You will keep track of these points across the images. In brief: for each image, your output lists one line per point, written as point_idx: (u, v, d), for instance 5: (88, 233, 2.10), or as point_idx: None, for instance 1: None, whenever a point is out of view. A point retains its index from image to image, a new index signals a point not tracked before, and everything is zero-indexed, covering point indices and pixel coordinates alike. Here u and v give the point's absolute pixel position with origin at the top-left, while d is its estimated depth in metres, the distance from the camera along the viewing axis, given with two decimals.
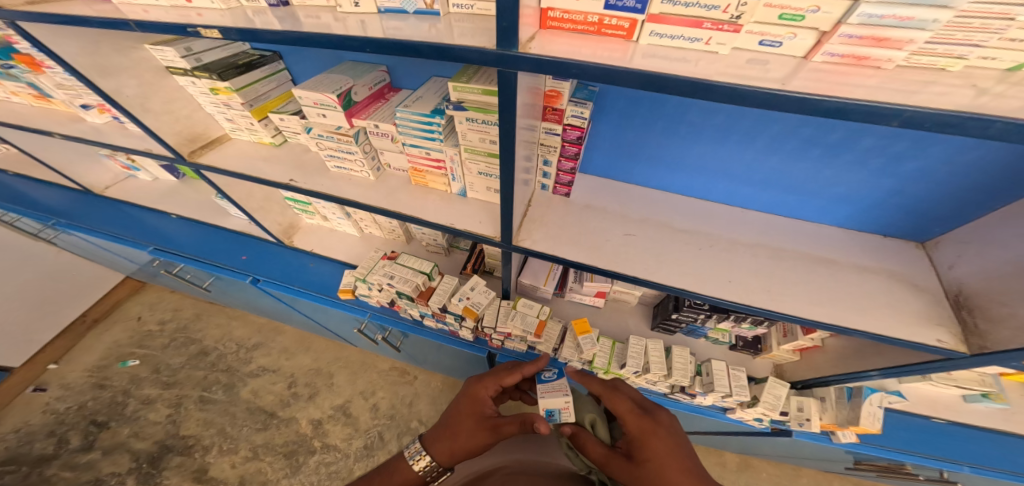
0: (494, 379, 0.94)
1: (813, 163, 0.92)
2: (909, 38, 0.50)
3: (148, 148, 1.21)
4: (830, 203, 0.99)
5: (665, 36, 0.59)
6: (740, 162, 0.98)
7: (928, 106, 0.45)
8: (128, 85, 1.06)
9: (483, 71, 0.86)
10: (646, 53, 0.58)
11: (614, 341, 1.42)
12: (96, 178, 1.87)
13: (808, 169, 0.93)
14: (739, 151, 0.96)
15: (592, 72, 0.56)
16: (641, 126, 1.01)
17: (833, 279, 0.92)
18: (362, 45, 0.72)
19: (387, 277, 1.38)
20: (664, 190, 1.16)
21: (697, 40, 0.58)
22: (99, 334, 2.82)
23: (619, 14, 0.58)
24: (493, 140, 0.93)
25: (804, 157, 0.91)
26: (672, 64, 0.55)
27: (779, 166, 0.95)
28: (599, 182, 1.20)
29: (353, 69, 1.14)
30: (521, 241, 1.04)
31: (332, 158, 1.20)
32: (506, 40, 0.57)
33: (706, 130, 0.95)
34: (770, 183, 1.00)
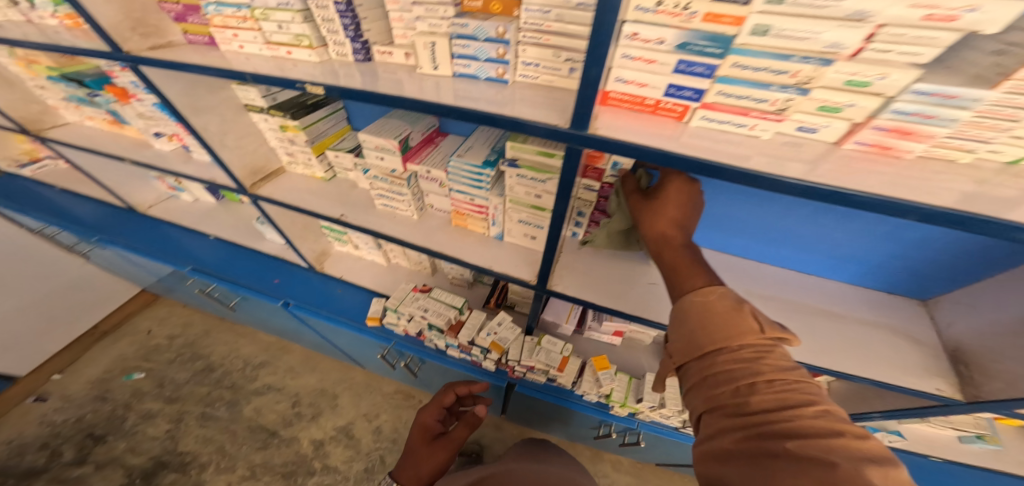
0: (434, 406, 1.35)
1: (826, 227, 1.04)
2: (929, 133, 0.59)
3: (212, 178, 1.32)
4: (839, 261, 1.11)
5: (714, 120, 0.68)
6: (759, 221, 1.11)
7: (941, 204, 0.53)
8: (212, 123, 1.17)
9: None
10: (694, 135, 0.69)
11: (630, 377, 1.50)
12: (142, 196, 1.99)
13: (821, 231, 1.05)
14: (758, 212, 1.09)
15: (652, 154, 0.65)
16: None
17: (841, 331, 1.03)
18: (447, 112, 0.81)
19: (421, 309, 1.47)
20: None
21: (743, 125, 0.67)
22: (106, 346, 2.81)
23: (675, 100, 0.69)
24: (538, 194, 1.04)
25: (818, 222, 1.03)
26: (719, 147, 0.66)
27: (793, 227, 1.08)
28: None
29: (407, 115, 1.25)
30: (553, 285, 1.15)
31: (381, 197, 1.33)
32: (579, 122, 0.66)
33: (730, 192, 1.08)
34: (784, 240, 1.12)
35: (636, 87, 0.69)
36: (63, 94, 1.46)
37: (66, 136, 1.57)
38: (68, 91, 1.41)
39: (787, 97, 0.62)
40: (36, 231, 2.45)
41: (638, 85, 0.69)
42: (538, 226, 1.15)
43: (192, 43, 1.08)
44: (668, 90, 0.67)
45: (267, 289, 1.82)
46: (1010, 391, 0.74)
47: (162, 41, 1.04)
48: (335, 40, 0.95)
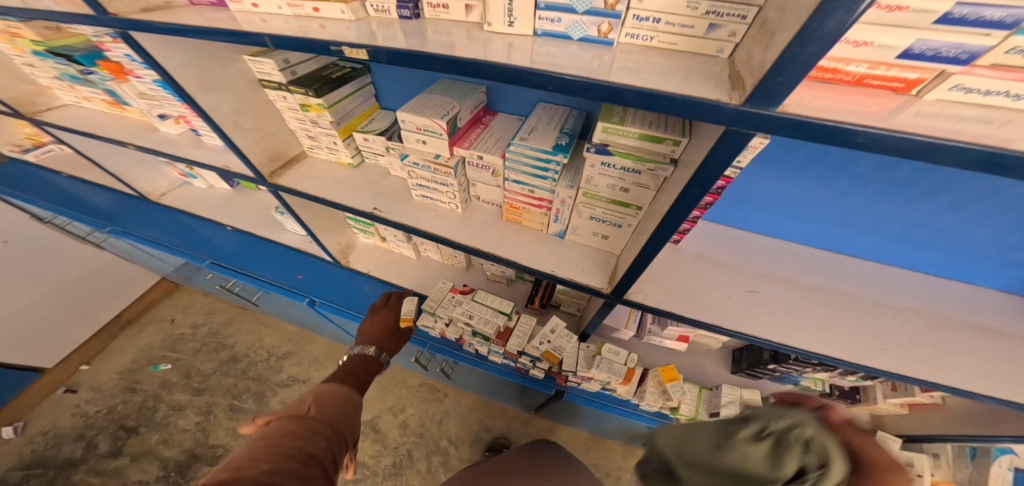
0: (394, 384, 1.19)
1: (998, 227, 0.85)
2: None
3: (226, 165, 1.14)
4: (999, 265, 0.92)
5: (975, 91, 0.45)
6: (904, 218, 0.91)
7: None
8: (224, 101, 0.98)
9: (633, 112, 0.77)
10: (925, 112, 0.46)
11: (699, 387, 1.34)
12: (151, 184, 1.76)
13: (990, 232, 0.86)
14: (906, 208, 0.89)
15: (886, 143, 0.43)
16: (792, 174, 0.94)
17: (1004, 351, 0.86)
18: (546, 82, 0.58)
19: (466, 315, 1.30)
20: (790, 239, 1.10)
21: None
22: (133, 335, 2.74)
23: (912, 64, 0.46)
24: (625, 187, 0.83)
25: (990, 219, 0.84)
26: (985, 130, 0.43)
27: (949, 226, 0.88)
28: (716, 228, 1.14)
29: (452, 89, 1.04)
30: (631, 294, 0.98)
31: (420, 188, 1.13)
32: (766, 97, 0.44)
33: (873, 184, 0.88)
34: (931, 241, 0.93)
35: (852, 48, 0.47)
36: (53, 71, 1.26)
37: (62, 119, 1.39)
38: (57, 68, 1.21)
39: None
40: (44, 221, 2.35)
41: (852, 44, 0.47)
42: (616, 224, 0.95)
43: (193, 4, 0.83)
44: (909, 49, 0.45)
45: (292, 285, 1.73)
46: None
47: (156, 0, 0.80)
48: None
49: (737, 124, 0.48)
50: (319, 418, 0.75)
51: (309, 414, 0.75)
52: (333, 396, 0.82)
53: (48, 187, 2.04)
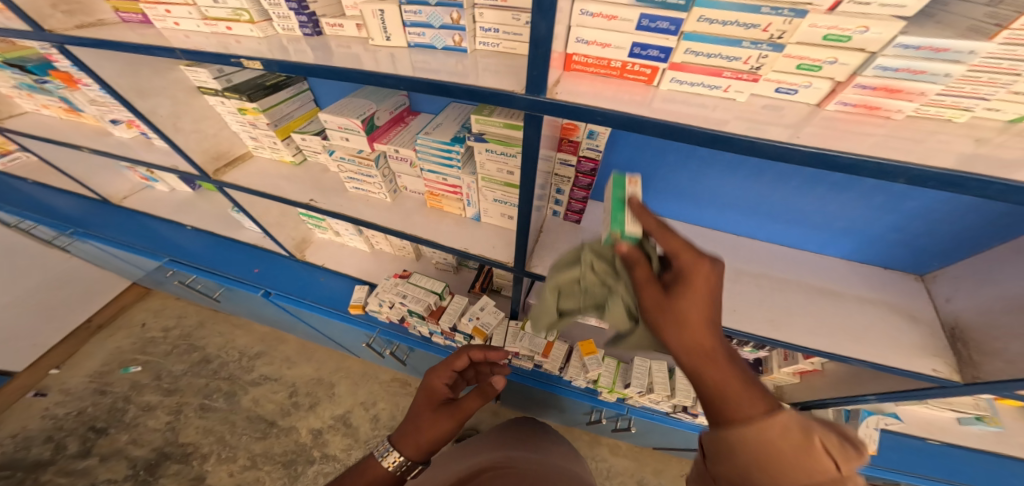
0: (443, 368, 1.03)
1: (821, 198, 0.99)
2: (921, 90, 0.50)
3: (174, 165, 1.29)
4: (833, 235, 1.07)
5: (686, 83, 0.60)
6: (749, 194, 1.06)
7: (930, 165, 0.46)
8: (161, 105, 1.12)
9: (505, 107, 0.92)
10: (665, 100, 0.60)
11: (618, 362, 1.47)
12: (114, 188, 1.95)
13: (815, 203, 1.01)
14: (747, 184, 1.04)
15: (614, 118, 0.58)
16: (654, 158, 1.09)
17: (832, 308, 0.98)
18: (394, 82, 0.73)
19: (400, 296, 1.44)
20: (675, 218, 1.25)
21: (716, 87, 0.59)
22: (102, 340, 2.81)
23: (641, 61, 0.60)
24: (509, 170, 0.98)
25: (812, 192, 0.98)
26: (688, 111, 0.58)
27: (783, 200, 1.04)
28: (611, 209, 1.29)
29: (375, 93, 1.19)
30: (532, 267, 1.10)
31: (351, 180, 1.28)
32: (535, 87, 0.60)
33: (715, 164, 1.03)
34: (775, 214, 1.08)
35: (601, 48, 0.61)
36: (12, 81, 1.42)
37: (25, 126, 1.54)
38: (15, 77, 1.37)
39: (760, 53, 0.54)
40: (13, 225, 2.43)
41: (601, 46, 0.61)
42: (514, 205, 1.09)
43: (125, 21, 1.00)
44: (633, 49, 0.59)
45: (248, 279, 1.79)
46: (1009, 370, 0.68)
47: (89, 20, 0.97)
48: (278, 12, 0.88)
49: (529, 110, 0.64)
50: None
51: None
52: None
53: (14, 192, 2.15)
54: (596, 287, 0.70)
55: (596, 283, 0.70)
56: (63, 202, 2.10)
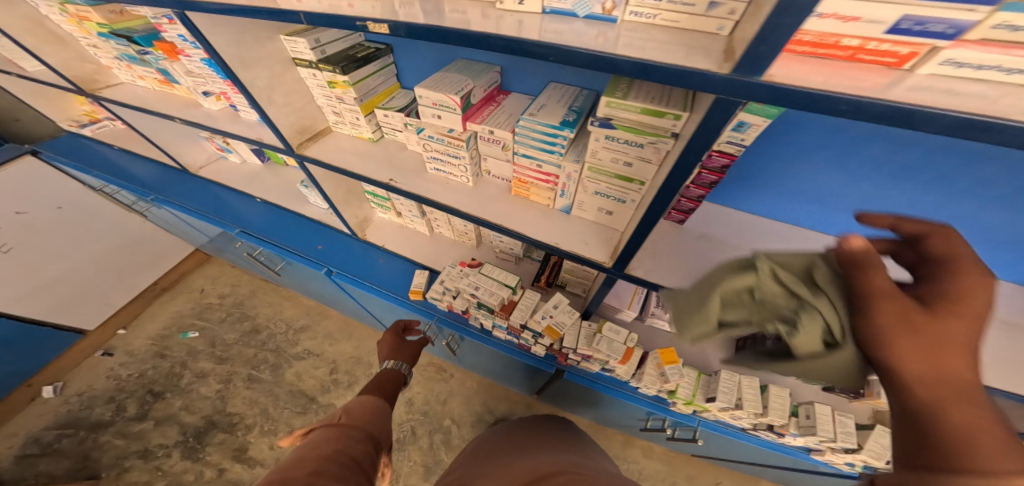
0: None
1: (1011, 213, 0.86)
2: None
3: (258, 137, 1.31)
4: (1004, 253, 0.95)
5: (967, 66, 0.47)
6: (916, 203, 0.93)
7: None
8: (259, 77, 1.09)
9: (638, 86, 0.77)
10: (917, 85, 0.48)
11: (698, 372, 1.37)
12: (192, 158, 1.96)
13: (1000, 217, 0.88)
14: (919, 193, 0.91)
15: (871, 109, 0.46)
16: (806, 157, 0.96)
17: None
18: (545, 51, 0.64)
19: (472, 287, 1.38)
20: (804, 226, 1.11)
21: (1018, 70, 0.46)
22: (164, 303, 2.92)
23: (901, 39, 0.48)
24: (628, 162, 0.86)
25: (1003, 206, 0.86)
26: (965, 101, 0.45)
27: (958, 212, 0.91)
28: (727, 211, 1.16)
29: (467, 69, 1.13)
30: (632, 269, 1.00)
31: (434, 161, 1.22)
32: (752, 66, 0.49)
33: (885, 169, 0.90)
34: (940, 227, 0.96)
35: (841, 23, 0.49)
36: (114, 51, 1.46)
37: (118, 95, 1.59)
38: (119, 48, 1.41)
39: None
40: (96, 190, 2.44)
41: (842, 19, 0.49)
42: (619, 199, 0.99)
43: None
44: (898, 24, 0.47)
45: (311, 255, 1.83)
46: None
47: None
48: None
49: (724, 92, 0.53)
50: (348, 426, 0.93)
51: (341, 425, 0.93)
52: (359, 411, 1.01)
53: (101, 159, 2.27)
54: (775, 299, 0.53)
55: (777, 296, 0.53)
56: (142, 170, 2.21)
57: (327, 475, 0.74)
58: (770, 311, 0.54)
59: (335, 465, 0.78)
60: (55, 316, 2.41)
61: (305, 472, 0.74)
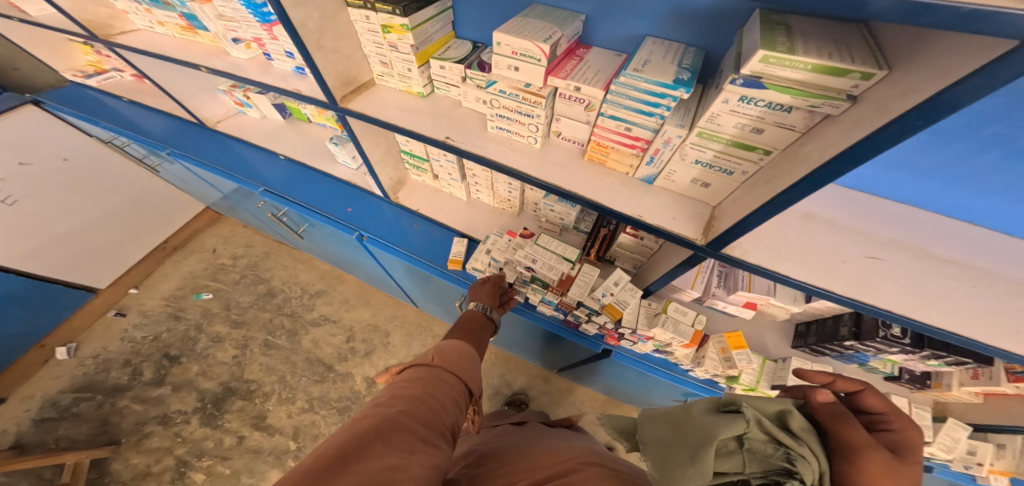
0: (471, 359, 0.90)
1: None
2: None
3: (297, 88, 1.15)
4: None
5: None
6: None
7: None
8: (311, 18, 0.93)
9: (801, 38, 0.65)
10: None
11: (764, 359, 1.30)
12: (211, 111, 1.81)
13: None
14: None
15: None
16: (987, 145, 0.85)
17: None
18: None
19: (529, 260, 1.27)
20: (952, 215, 1.03)
21: None
22: (177, 261, 2.82)
23: None
24: (758, 128, 0.74)
25: None
26: None
27: None
28: (864, 197, 1.08)
29: (547, 16, 0.98)
30: (730, 248, 0.90)
31: (498, 119, 1.06)
32: None
33: None
34: None
35: None
36: None
37: (133, 42, 1.42)
38: None
39: None
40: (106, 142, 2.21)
41: None
42: (725, 171, 0.87)
43: None
44: None
45: (341, 217, 1.66)
46: None
47: None
48: None
49: None
50: (442, 365, 0.84)
51: (434, 363, 0.83)
52: (456, 350, 0.89)
53: (112, 112, 2.11)
54: (766, 450, 0.56)
55: (766, 446, 0.57)
56: (154, 123, 2.05)
57: (415, 423, 0.67)
58: (764, 462, 0.56)
59: (424, 407, 0.71)
60: (65, 274, 2.29)
61: (395, 412, 0.67)
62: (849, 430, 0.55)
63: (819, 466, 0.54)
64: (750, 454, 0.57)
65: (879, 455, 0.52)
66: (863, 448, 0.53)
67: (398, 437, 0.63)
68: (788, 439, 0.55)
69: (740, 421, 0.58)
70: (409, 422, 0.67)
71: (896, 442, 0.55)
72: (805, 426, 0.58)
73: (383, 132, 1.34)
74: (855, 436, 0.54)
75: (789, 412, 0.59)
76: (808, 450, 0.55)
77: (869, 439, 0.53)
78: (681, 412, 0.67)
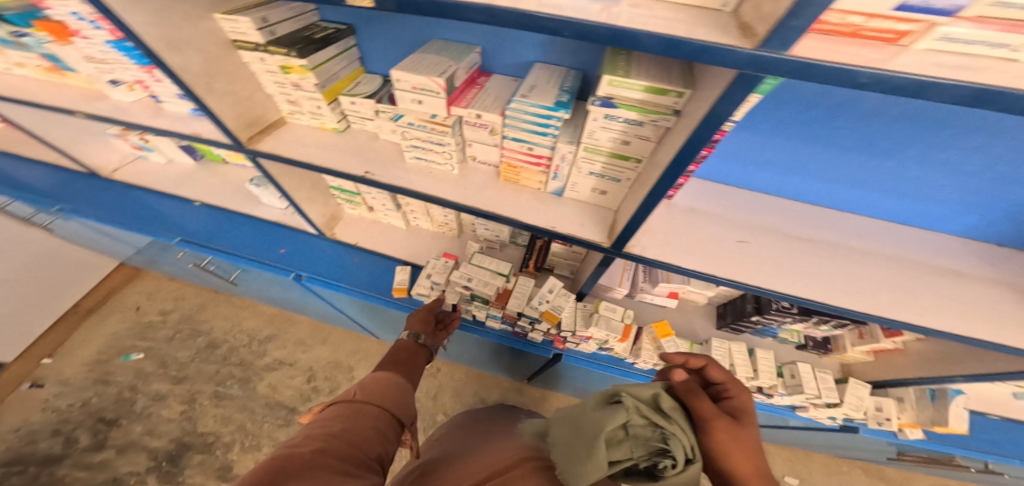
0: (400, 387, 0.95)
1: (986, 178, 0.88)
2: None
3: (195, 130, 1.13)
4: (978, 216, 0.97)
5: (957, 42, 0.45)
6: (900, 176, 0.94)
7: None
8: (195, 61, 0.92)
9: (638, 64, 0.77)
10: (921, 63, 0.45)
11: (692, 342, 1.39)
12: (102, 159, 1.74)
13: (978, 183, 0.89)
14: (903, 165, 0.91)
15: (886, 84, 0.45)
16: (800, 134, 0.93)
17: (957, 289, 0.91)
18: (561, 26, 0.54)
19: (465, 279, 1.31)
20: (794, 197, 1.11)
21: (1005, 45, 0.44)
22: (93, 326, 2.60)
23: (901, 16, 0.44)
24: (626, 140, 0.85)
25: (978, 173, 0.87)
26: (952, 70, 0.45)
27: (940, 181, 0.92)
28: (723, 189, 1.14)
29: (445, 50, 1.02)
30: (630, 247, 0.98)
31: (413, 148, 1.09)
32: (779, 38, 0.46)
33: (874, 142, 0.89)
34: (918, 195, 0.97)
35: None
36: None
37: None
38: None
39: None
40: None
41: None
42: (617, 179, 0.95)
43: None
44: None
45: (273, 260, 1.60)
46: None
47: None
48: None
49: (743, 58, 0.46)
50: (362, 400, 0.86)
51: (355, 398, 0.86)
52: (379, 382, 0.92)
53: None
54: (645, 433, 0.66)
55: (645, 430, 0.66)
56: (36, 176, 1.88)
57: (328, 461, 0.67)
58: (645, 444, 0.66)
59: (340, 446, 0.71)
60: None
61: (308, 454, 0.67)
62: (700, 404, 0.67)
63: (688, 441, 0.64)
64: (634, 439, 0.66)
65: (723, 424, 0.64)
66: (711, 419, 0.65)
67: (311, 476, 0.63)
68: (659, 422, 0.65)
69: (623, 414, 0.66)
70: (321, 462, 0.66)
71: (735, 407, 0.69)
72: (673, 404, 0.67)
73: (306, 171, 1.34)
74: (704, 409, 0.66)
75: (658, 395, 0.69)
76: (675, 430, 0.64)
77: (716, 411, 0.66)
78: (580, 409, 0.76)
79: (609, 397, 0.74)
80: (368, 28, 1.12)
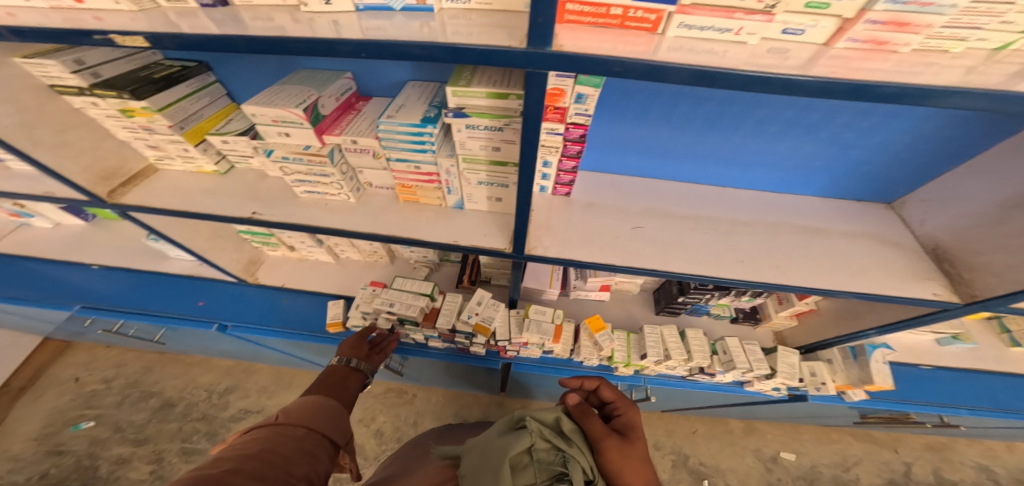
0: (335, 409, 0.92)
1: (795, 141, 0.98)
2: (928, 22, 0.50)
3: (53, 191, 1.09)
4: (810, 175, 1.07)
5: (695, 28, 0.56)
6: (730, 147, 1.03)
7: (971, 87, 0.46)
8: (6, 115, 0.92)
9: (481, 74, 0.81)
10: (673, 46, 0.55)
11: (629, 333, 1.41)
12: None
13: (791, 146, 0.99)
14: (727, 137, 1.00)
15: (637, 69, 0.51)
16: (636, 117, 1.00)
17: (828, 246, 0.98)
18: (356, 48, 0.56)
19: (387, 304, 1.30)
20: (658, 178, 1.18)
21: (727, 29, 0.56)
22: (31, 403, 2.47)
23: (645, 7, 0.54)
24: (496, 145, 0.88)
25: (787, 137, 0.97)
26: (701, 57, 0.52)
27: (761, 147, 1.01)
28: (596, 177, 1.18)
29: (313, 78, 1.03)
30: (532, 249, 0.98)
31: (302, 184, 1.09)
32: (538, 37, 0.50)
33: (696, 119, 0.97)
34: (750, 163, 1.06)
35: None
36: None
37: None
38: None
39: None
40: None
41: None
42: (504, 185, 0.98)
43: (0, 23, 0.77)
44: None
45: (193, 314, 1.56)
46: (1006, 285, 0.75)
47: None
48: None
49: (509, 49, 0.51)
50: (287, 422, 0.82)
51: (279, 421, 0.81)
52: (307, 405, 0.88)
53: None
54: (548, 457, 0.64)
55: (548, 453, 0.65)
56: None
57: (243, 479, 0.63)
58: (547, 469, 0.63)
59: (258, 464, 0.67)
60: None
61: (219, 471, 0.62)
62: (594, 424, 0.72)
63: (585, 462, 0.65)
64: (539, 464, 0.63)
65: (614, 440, 0.68)
66: (604, 435, 0.69)
67: None
68: (559, 442, 0.66)
69: (526, 436, 0.65)
70: (235, 479, 0.62)
71: (625, 424, 0.77)
72: (572, 427, 0.71)
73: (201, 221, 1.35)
74: (597, 426, 0.71)
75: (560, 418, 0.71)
76: (574, 450, 0.65)
77: (609, 429, 0.71)
78: (483, 440, 0.71)
79: (514, 423, 0.72)
80: (239, 69, 1.14)
